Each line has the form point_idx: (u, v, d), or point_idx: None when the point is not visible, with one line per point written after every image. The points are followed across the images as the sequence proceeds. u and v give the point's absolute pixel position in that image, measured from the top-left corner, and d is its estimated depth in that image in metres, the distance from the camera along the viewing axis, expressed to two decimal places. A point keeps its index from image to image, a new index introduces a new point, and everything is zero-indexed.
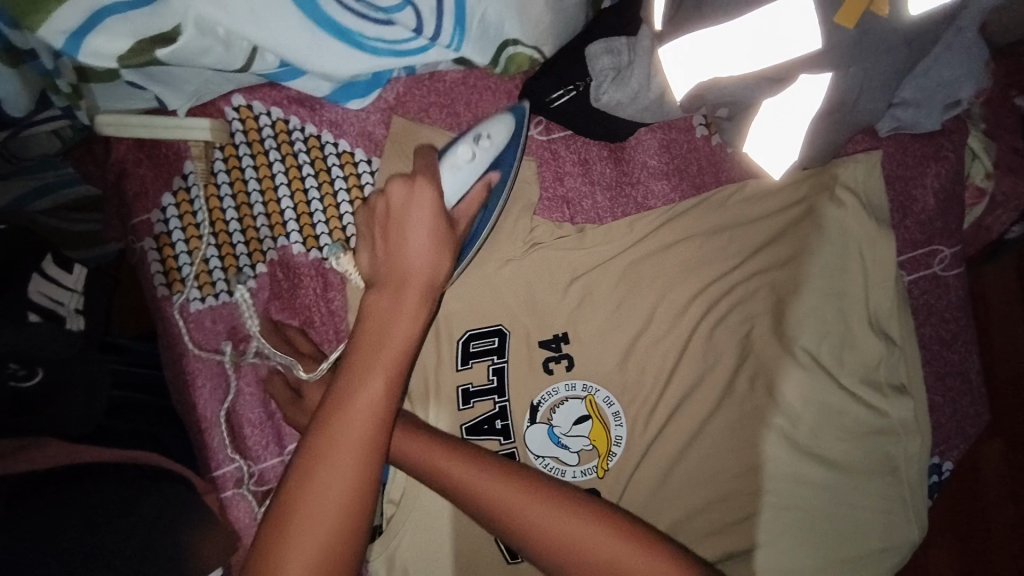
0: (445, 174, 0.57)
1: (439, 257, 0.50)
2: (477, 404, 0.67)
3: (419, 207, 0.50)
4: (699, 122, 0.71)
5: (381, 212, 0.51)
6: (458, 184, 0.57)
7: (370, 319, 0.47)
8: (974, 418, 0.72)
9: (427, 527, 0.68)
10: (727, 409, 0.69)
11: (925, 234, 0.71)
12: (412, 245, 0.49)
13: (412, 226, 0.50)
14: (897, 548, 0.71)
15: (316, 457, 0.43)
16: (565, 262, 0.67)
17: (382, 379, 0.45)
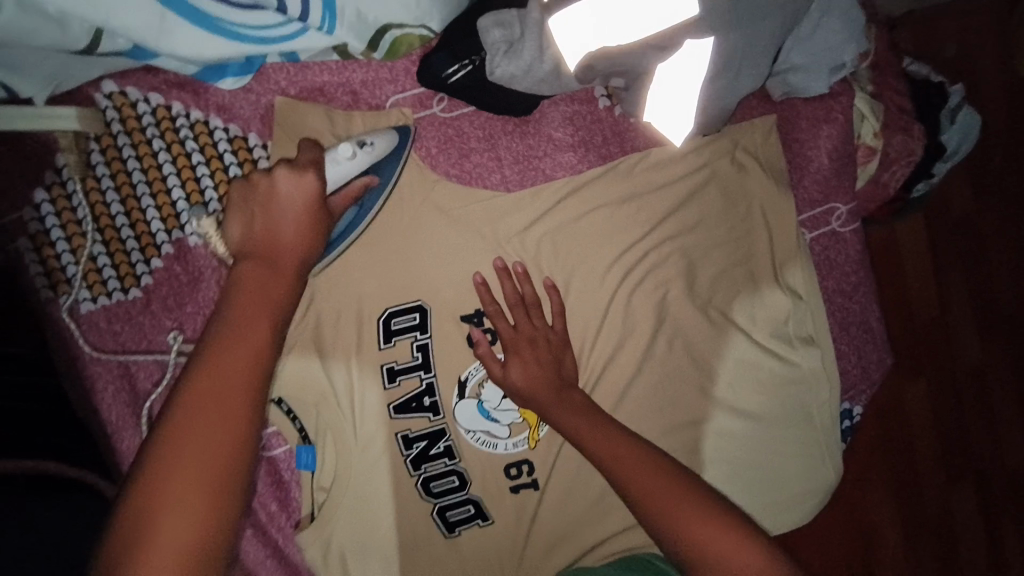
0: (328, 167, 0.59)
1: (311, 245, 0.52)
2: (402, 382, 0.69)
3: (298, 194, 0.53)
4: (601, 93, 0.70)
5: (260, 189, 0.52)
6: (339, 176, 0.59)
7: (231, 317, 0.44)
8: (877, 363, 0.76)
9: (360, 509, 0.69)
10: (646, 372, 0.71)
11: (821, 193, 0.74)
12: (285, 225, 0.51)
13: (288, 205, 0.52)
14: (812, 492, 0.75)
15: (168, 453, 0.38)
16: (479, 238, 0.68)
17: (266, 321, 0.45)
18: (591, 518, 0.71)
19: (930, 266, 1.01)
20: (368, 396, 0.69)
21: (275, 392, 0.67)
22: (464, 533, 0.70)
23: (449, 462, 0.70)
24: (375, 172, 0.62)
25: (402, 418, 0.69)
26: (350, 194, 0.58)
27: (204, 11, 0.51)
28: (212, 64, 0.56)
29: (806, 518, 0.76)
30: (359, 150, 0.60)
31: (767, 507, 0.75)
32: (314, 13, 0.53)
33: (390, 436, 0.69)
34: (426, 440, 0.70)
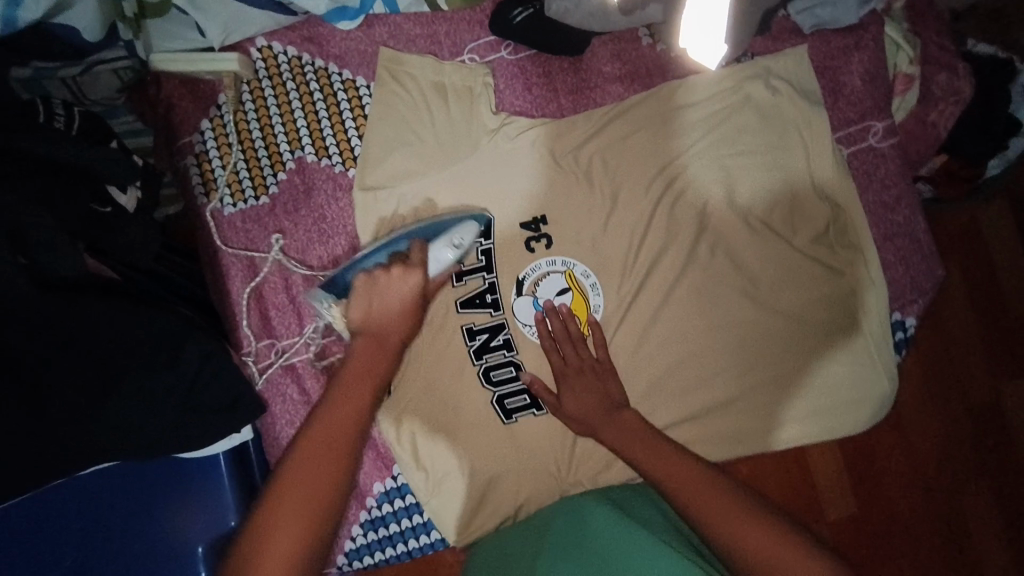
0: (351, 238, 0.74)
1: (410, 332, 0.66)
2: (468, 281, 0.79)
3: (405, 292, 0.66)
4: (644, 33, 0.82)
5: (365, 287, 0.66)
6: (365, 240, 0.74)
7: (323, 424, 0.59)
8: (926, 272, 0.79)
9: (432, 389, 0.78)
10: (692, 273, 0.77)
11: (857, 113, 0.80)
12: (393, 308, 0.66)
13: (393, 298, 0.66)
14: (858, 401, 0.77)
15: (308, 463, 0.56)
16: (537, 156, 0.79)
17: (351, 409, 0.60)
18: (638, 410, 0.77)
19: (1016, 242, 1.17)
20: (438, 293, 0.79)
21: None
22: (520, 419, 0.78)
23: (506, 353, 0.79)
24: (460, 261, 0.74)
25: (466, 312, 0.79)
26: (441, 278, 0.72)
27: None
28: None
29: (851, 430, 0.78)
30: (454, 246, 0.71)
31: (812, 411, 0.77)
32: None
33: (455, 328, 0.79)
34: (488, 332, 0.78)
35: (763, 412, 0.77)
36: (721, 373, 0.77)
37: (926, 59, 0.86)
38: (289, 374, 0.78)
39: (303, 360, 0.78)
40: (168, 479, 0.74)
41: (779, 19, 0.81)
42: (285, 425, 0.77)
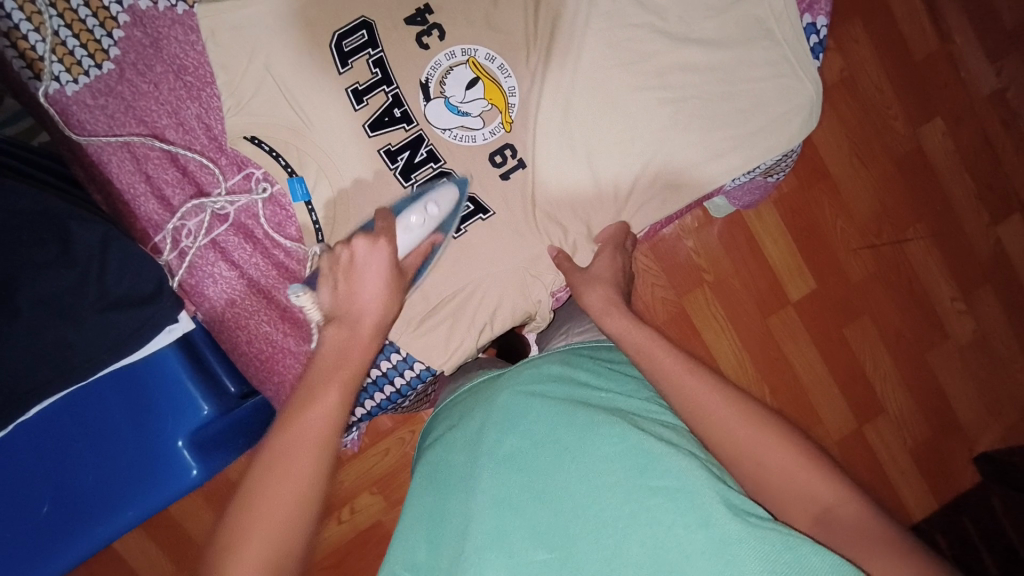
0: (399, 234, 0.67)
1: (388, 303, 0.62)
2: (370, 101, 0.72)
3: (376, 265, 0.62)
4: None
5: (344, 260, 0.63)
6: (410, 242, 0.68)
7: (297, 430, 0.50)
8: None
9: (366, 224, 0.73)
10: (599, 22, 0.73)
11: None
12: (369, 293, 0.61)
13: (369, 278, 0.61)
14: (787, 113, 0.76)
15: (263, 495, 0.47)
16: None
17: (337, 388, 0.54)
18: (582, 187, 0.76)
19: (932, 39, 1.61)
20: (341, 122, 0.72)
21: (252, 133, 0.71)
22: (470, 230, 0.75)
23: (435, 167, 0.73)
24: (441, 228, 0.71)
25: (379, 135, 0.72)
26: (419, 253, 0.68)
27: None
28: None
29: (785, 143, 0.77)
30: (427, 213, 0.69)
31: (745, 135, 0.76)
32: None
33: (373, 154, 0.72)
34: (408, 149, 0.73)
35: (703, 152, 0.76)
36: (654, 121, 0.75)
37: None
38: (213, 252, 0.72)
39: (222, 232, 0.72)
40: (114, 390, 0.67)
41: None
42: (226, 304, 0.73)
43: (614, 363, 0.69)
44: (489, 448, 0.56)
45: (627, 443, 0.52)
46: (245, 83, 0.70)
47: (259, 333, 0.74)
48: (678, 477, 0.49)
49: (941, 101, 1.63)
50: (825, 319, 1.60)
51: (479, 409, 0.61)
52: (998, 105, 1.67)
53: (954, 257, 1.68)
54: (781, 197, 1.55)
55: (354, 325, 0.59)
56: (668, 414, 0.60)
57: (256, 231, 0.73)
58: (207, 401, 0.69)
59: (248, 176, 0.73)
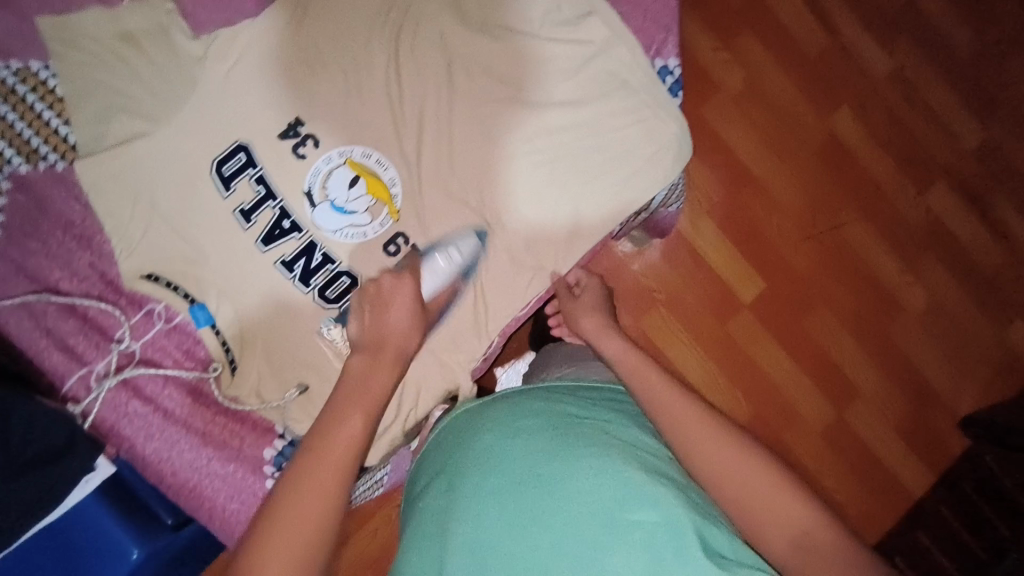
0: (425, 278, 0.74)
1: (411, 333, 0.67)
2: (258, 218, 0.74)
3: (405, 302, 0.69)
4: None
5: (373, 294, 0.70)
6: (434, 283, 0.75)
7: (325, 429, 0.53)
8: (663, 8, 0.79)
9: (276, 337, 0.74)
10: (463, 103, 0.76)
11: None
12: (395, 320, 0.67)
13: (399, 308, 0.68)
14: (658, 153, 0.80)
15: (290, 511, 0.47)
16: (260, 60, 0.73)
17: (361, 414, 0.55)
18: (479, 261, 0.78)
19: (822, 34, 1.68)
20: (232, 243, 0.74)
21: (148, 270, 0.72)
22: None
23: (333, 268, 0.76)
24: (462, 276, 0.77)
25: (273, 248, 0.74)
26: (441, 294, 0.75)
27: None
28: None
29: (662, 179, 0.81)
30: (448, 258, 0.76)
31: (623, 180, 0.80)
32: None
33: (269, 267, 0.74)
34: (303, 256, 0.75)
35: (586, 204, 0.79)
36: (538, 182, 0.78)
37: None
38: (127, 392, 0.72)
39: (132, 370, 0.72)
40: (46, 547, 0.68)
41: None
42: (145, 440, 0.72)
43: (607, 401, 0.70)
44: (474, 489, 0.55)
45: (606, 475, 0.53)
46: (134, 224, 0.72)
47: (182, 461, 0.73)
48: (660, 508, 0.51)
49: (844, 91, 1.69)
50: (781, 315, 1.61)
51: (459, 452, 0.60)
52: (897, 85, 1.72)
53: (892, 233, 1.70)
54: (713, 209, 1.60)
55: (379, 350, 0.64)
56: (648, 442, 0.61)
57: (166, 362, 0.74)
58: (139, 544, 0.70)
59: (149, 311, 0.74)
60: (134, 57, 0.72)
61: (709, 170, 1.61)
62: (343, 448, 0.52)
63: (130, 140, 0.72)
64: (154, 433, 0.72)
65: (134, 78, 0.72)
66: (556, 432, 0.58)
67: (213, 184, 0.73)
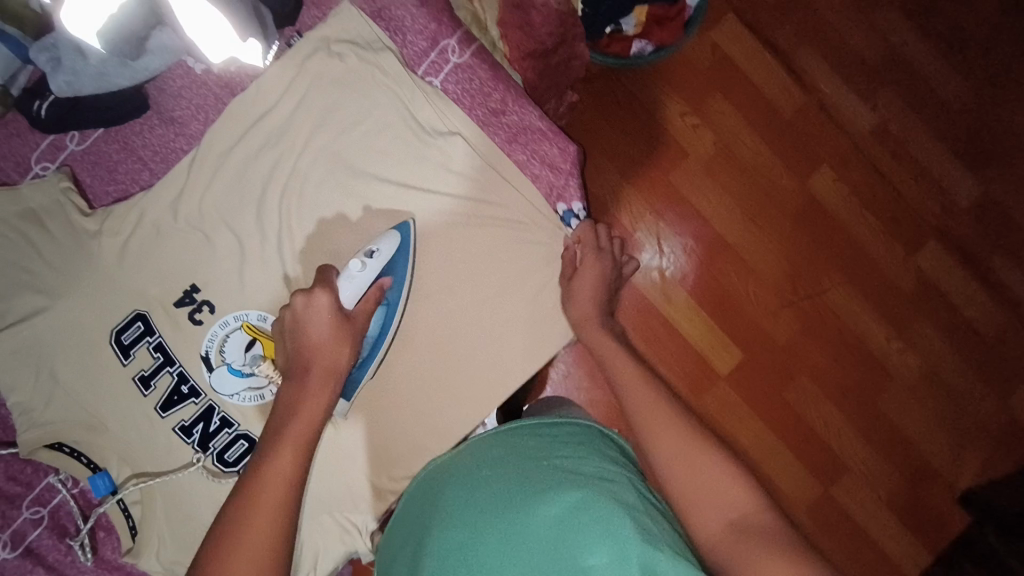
0: (342, 285, 0.67)
1: (338, 352, 0.62)
2: (156, 384, 0.75)
3: (324, 315, 0.63)
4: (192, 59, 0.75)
5: (289, 319, 0.64)
6: (354, 294, 0.67)
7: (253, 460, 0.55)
8: (558, 155, 0.78)
9: (174, 502, 0.75)
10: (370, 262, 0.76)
11: (426, 40, 0.78)
12: (320, 337, 0.62)
13: (318, 323, 0.63)
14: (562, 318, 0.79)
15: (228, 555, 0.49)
16: (154, 230, 0.75)
17: (289, 452, 0.55)
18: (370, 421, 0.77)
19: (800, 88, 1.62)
20: (130, 411, 0.75)
21: (49, 440, 0.74)
22: None
23: (231, 430, 0.76)
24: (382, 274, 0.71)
25: (172, 413, 0.75)
26: (367, 301, 0.67)
27: None
28: None
29: (567, 333, 0.79)
30: (367, 260, 0.69)
31: (528, 343, 0.78)
32: None
33: (166, 432, 0.75)
34: (202, 420, 0.75)
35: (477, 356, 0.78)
36: (449, 334, 0.78)
37: None
38: (29, 561, 0.73)
39: (36, 537, 0.74)
40: None
41: None
42: None
43: (584, 435, 0.62)
44: (430, 550, 0.51)
45: (563, 522, 0.49)
46: (37, 397, 0.74)
47: None
48: (613, 544, 0.47)
49: (818, 147, 1.34)
50: (764, 394, 1.31)
51: (425, 513, 0.56)
52: (884, 144, 1.34)
53: (884, 306, 1.32)
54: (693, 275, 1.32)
55: (306, 371, 0.61)
56: (617, 473, 0.56)
57: (72, 527, 0.76)
58: None
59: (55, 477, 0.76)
60: (37, 234, 0.74)
61: (674, 237, 1.31)
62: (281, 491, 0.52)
63: (31, 315, 0.74)
64: None
65: (36, 254, 0.74)
66: (517, 479, 0.54)
67: (111, 354, 0.75)
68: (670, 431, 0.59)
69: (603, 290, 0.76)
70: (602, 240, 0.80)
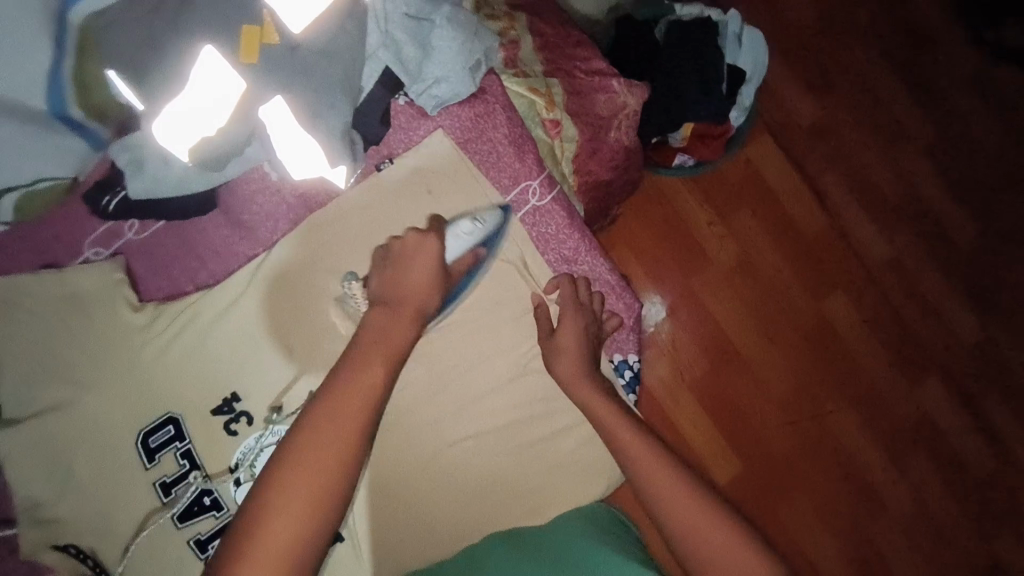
0: (450, 239, 0.70)
1: (428, 293, 0.64)
2: (177, 492, 0.71)
3: (422, 254, 0.65)
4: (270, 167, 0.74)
5: (394, 254, 0.67)
6: (459, 248, 0.70)
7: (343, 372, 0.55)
8: (623, 310, 0.82)
9: None
10: (425, 387, 0.76)
11: (509, 179, 0.81)
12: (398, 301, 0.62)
13: (416, 264, 0.65)
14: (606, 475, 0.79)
15: (286, 495, 0.48)
16: (204, 331, 0.73)
17: (376, 367, 0.55)
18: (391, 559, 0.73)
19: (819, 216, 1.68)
20: (144, 520, 0.70)
21: (56, 540, 0.69)
22: None
23: None
24: (482, 245, 0.74)
25: (188, 525, 0.71)
26: (465, 260, 0.70)
27: None
28: None
29: (604, 489, 0.79)
30: (476, 228, 0.73)
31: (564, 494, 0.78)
32: None
33: (181, 545, 0.71)
34: (219, 537, 0.71)
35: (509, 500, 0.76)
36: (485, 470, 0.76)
37: (576, 90, 0.87)
38: None
39: None
40: None
41: (400, 108, 0.79)
42: None
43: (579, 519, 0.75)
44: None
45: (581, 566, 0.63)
46: (45, 492, 0.69)
47: None
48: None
49: (834, 275, 1.35)
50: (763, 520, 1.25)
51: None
52: (897, 276, 1.37)
53: (889, 446, 1.32)
54: (699, 383, 1.27)
55: (398, 306, 0.62)
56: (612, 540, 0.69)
57: None
58: None
59: None
60: (77, 320, 0.71)
61: (686, 342, 1.28)
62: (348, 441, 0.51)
63: (56, 404, 0.70)
64: None
65: (74, 341, 0.71)
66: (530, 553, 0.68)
67: (131, 459, 0.71)
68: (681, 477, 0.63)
69: (585, 346, 0.75)
70: (585, 295, 0.78)
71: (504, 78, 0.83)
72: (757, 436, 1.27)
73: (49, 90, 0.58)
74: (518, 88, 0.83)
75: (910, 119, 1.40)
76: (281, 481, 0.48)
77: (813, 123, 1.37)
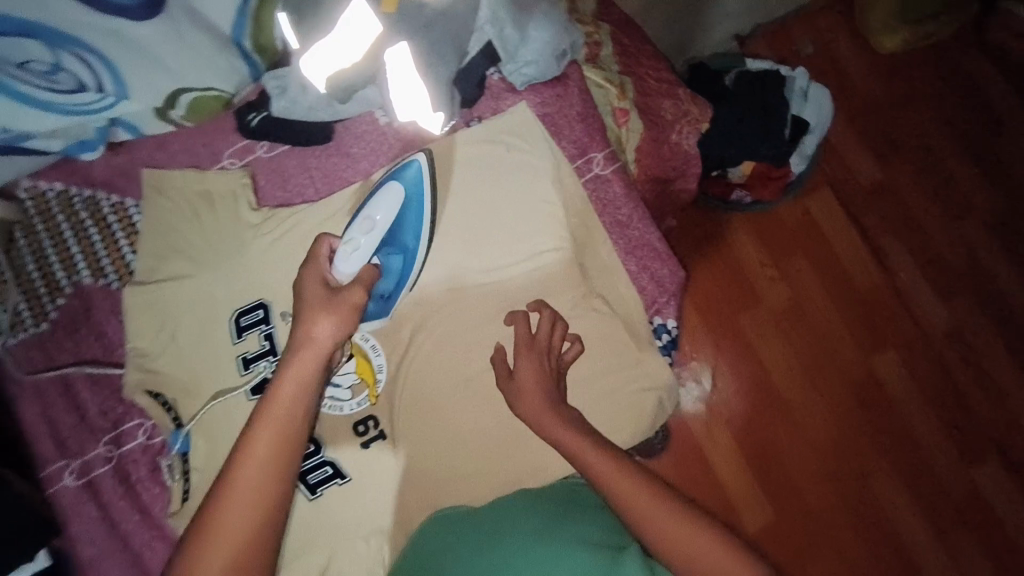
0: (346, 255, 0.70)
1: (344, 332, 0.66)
2: (253, 369, 0.81)
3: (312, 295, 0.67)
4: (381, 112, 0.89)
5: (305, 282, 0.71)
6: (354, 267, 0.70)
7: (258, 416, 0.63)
8: (668, 276, 0.89)
9: None
10: (483, 325, 0.85)
11: (578, 149, 0.91)
12: None
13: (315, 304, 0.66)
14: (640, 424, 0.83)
15: (222, 517, 0.58)
16: (302, 236, 0.86)
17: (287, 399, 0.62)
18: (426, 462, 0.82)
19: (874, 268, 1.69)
20: (224, 386, 0.81)
21: (149, 387, 0.81)
22: (325, 492, 0.81)
23: None
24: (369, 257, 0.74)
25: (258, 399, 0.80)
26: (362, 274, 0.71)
27: (29, 93, 0.67)
28: (71, 135, 0.78)
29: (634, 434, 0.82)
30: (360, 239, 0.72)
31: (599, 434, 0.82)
32: (112, 86, 0.71)
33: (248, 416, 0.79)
34: None
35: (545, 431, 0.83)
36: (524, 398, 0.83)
37: (646, 92, 1.00)
38: (87, 492, 0.80)
39: (101, 473, 0.80)
40: None
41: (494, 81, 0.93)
42: (85, 545, 0.79)
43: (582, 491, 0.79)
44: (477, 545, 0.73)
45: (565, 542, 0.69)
46: (152, 346, 0.82)
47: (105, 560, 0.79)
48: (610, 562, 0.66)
49: (888, 333, 1.31)
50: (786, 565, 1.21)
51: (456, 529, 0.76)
52: (958, 348, 1.30)
53: (937, 518, 1.22)
54: (733, 415, 1.27)
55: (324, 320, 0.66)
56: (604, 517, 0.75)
57: (136, 475, 0.81)
58: None
59: (140, 424, 0.82)
60: (206, 211, 0.86)
61: (728, 378, 1.29)
62: (259, 473, 0.60)
63: (175, 276, 0.84)
64: (82, 523, 0.79)
65: (199, 229, 0.86)
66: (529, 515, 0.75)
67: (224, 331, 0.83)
68: (652, 502, 0.64)
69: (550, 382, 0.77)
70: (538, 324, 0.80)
71: (586, 70, 0.96)
72: (786, 480, 1.25)
73: (237, 19, 0.74)
74: (597, 78, 0.97)
75: (975, 190, 1.36)
76: (219, 505, 0.59)
77: (872, 182, 1.37)
